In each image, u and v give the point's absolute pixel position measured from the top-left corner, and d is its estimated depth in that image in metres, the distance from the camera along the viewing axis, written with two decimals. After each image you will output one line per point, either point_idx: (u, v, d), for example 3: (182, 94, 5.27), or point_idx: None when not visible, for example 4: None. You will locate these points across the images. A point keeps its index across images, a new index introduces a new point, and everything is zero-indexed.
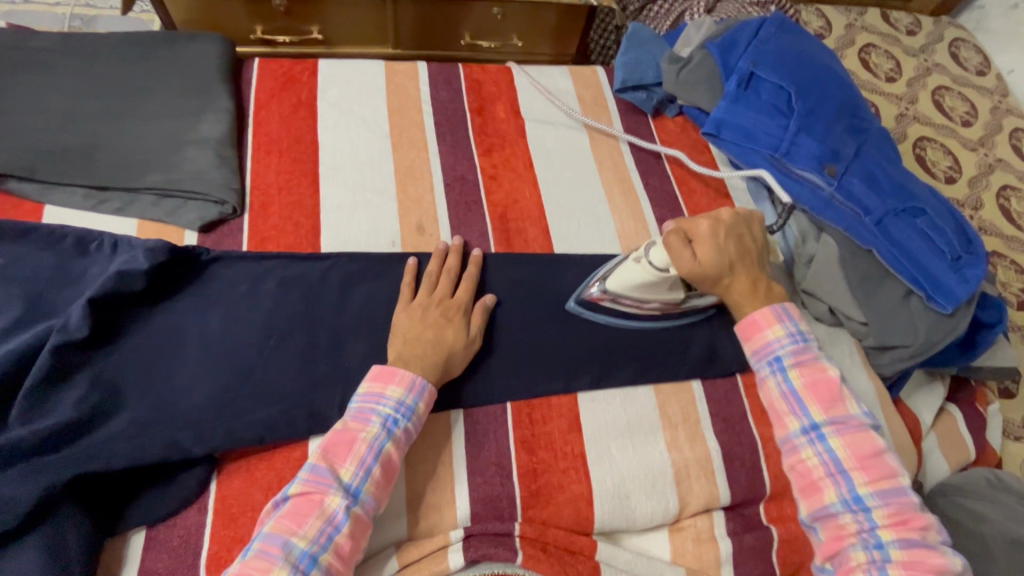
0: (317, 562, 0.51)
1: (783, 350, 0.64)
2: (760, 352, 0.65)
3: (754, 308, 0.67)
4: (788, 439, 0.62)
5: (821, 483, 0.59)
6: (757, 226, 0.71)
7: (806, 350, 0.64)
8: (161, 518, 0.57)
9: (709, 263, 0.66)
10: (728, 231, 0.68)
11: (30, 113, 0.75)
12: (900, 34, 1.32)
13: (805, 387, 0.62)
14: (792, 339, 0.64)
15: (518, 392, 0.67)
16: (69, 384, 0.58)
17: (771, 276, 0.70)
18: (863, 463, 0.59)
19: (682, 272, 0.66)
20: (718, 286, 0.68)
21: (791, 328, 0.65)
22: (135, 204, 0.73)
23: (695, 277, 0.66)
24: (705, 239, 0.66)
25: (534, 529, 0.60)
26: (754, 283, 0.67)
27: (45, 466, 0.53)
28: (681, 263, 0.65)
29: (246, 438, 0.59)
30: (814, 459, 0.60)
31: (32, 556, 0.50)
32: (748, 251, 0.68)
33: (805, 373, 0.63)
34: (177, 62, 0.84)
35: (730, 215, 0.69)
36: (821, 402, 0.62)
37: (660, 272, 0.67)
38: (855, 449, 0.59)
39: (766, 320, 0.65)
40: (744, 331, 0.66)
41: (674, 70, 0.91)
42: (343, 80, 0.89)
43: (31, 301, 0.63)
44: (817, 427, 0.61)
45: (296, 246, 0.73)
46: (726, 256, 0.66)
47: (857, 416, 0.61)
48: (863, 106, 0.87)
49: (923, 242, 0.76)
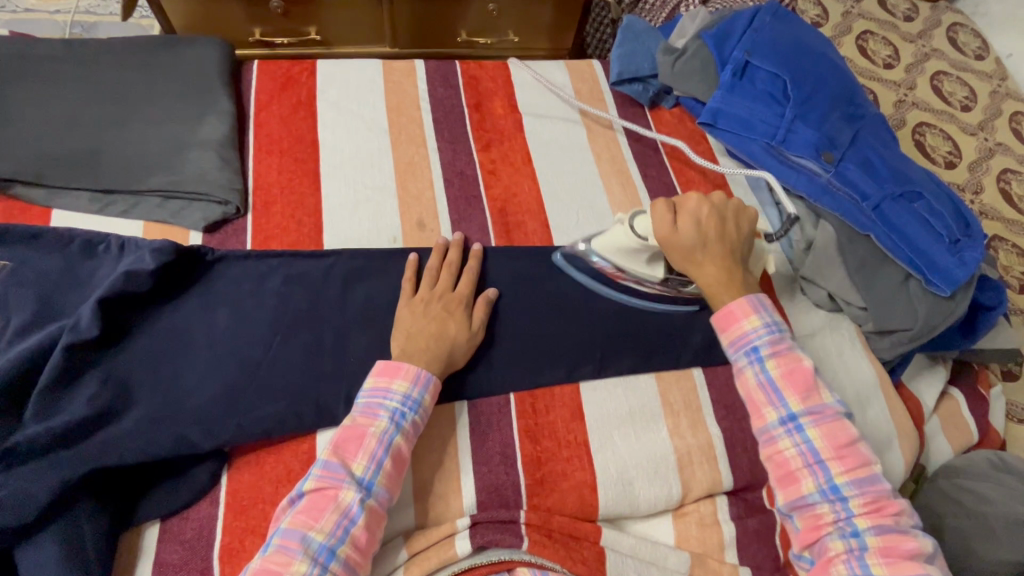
0: (335, 555, 0.52)
1: (760, 340, 0.63)
2: (737, 343, 0.64)
3: (731, 299, 0.66)
4: (766, 430, 0.62)
5: (799, 474, 0.60)
6: (745, 220, 0.71)
7: (782, 340, 0.63)
8: (174, 511, 0.58)
9: (686, 235, 0.67)
10: (711, 209, 0.69)
11: (35, 119, 0.77)
12: (897, 19, 1.32)
13: (782, 377, 0.62)
14: (768, 329, 0.64)
15: (521, 382, 0.68)
16: (81, 383, 0.59)
17: (746, 269, 0.69)
18: (839, 453, 0.59)
19: (659, 237, 0.68)
20: (689, 262, 0.68)
21: (766, 318, 0.64)
22: (140, 207, 0.74)
23: (670, 245, 0.68)
24: (689, 212, 0.68)
25: (539, 516, 0.61)
26: (724, 272, 0.67)
27: (60, 461, 0.54)
28: (661, 226, 0.68)
29: (254, 432, 0.60)
30: (792, 450, 0.60)
31: (49, 550, 0.52)
32: (725, 236, 0.68)
33: (781, 363, 0.63)
34: (178, 65, 0.85)
35: (719, 197, 0.70)
36: (797, 392, 0.61)
37: (639, 238, 0.70)
38: (831, 439, 0.60)
39: (742, 310, 0.65)
40: (721, 320, 0.66)
41: (668, 61, 0.91)
42: (341, 80, 0.90)
43: (41, 302, 0.64)
44: (794, 417, 0.61)
45: (300, 244, 0.74)
46: (705, 235, 0.67)
47: (832, 406, 0.61)
48: (859, 92, 0.88)
49: (921, 226, 0.76)
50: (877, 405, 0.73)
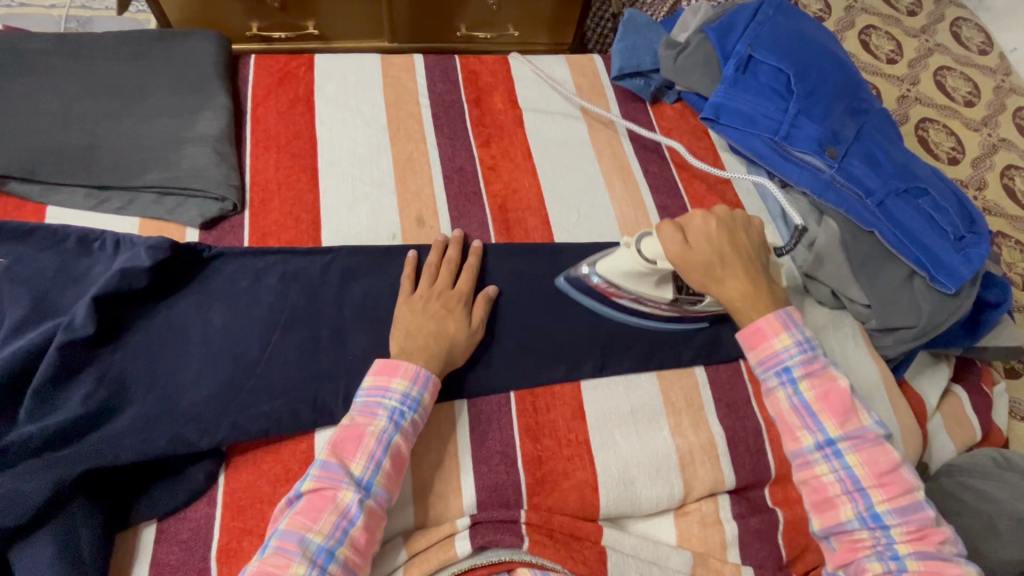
0: (334, 556, 0.52)
1: (792, 360, 0.62)
2: (767, 362, 0.63)
3: (759, 316, 0.64)
4: (801, 454, 0.61)
5: (837, 500, 0.59)
6: (755, 228, 0.69)
7: (815, 360, 0.62)
8: (171, 511, 0.58)
9: (700, 251, 0.65)
10: (720, 222, 0.66)
11: (28, 114, 0.76)
12: (900, 14, 1.30)
13: (817, 400, 0.61)
14: (800, 349, 0.62)
15: (521, 380, 0.67)
16: (77, 381, 0.59)
17: (768, 277, 0.67)
18: (881, 480, 0.58)
19: (672, 260, 0.65)
20: (710, 279, 0.65)
21: (797, 336, 0.63)
22: (136, 203, 0.74)
23: (685, 264, 0.65)
24: (697, 229, 0.66)
25: (540, 516, 0.60)
26: (749, 286, 0.65)
27: (54, 461, 0.54)
28: (670, 249, 0.64)
29: (251, 431, 0.60)
30: (830, 476, 0.59)
31: (44, 550, 0.51)
32: (740, 248, 0.67)
33: (815, 384, 0.61)
34: (174, 60, 0.84)
35: (726, 210, 0.68)
36: (834, 415, 0.60)
37: (648, 263, 0.66)
38: (871, 465, 0.59)
39: (772, 328, 0.63)
40: (750, 339, 0.64)
41: (671, 56, 0.90)
42: (339, 75, 0.89)
43: (36, 300, 0.63)
44: (831, 442, 0.60)
45: (297, 241, 0.73)
46: (719, 249, 0.65)
47: (872, 429, 0.60)
48: (863, 87, 0.87)
49: (926, 222, 0.75)
50: (881, 403, 0.73)
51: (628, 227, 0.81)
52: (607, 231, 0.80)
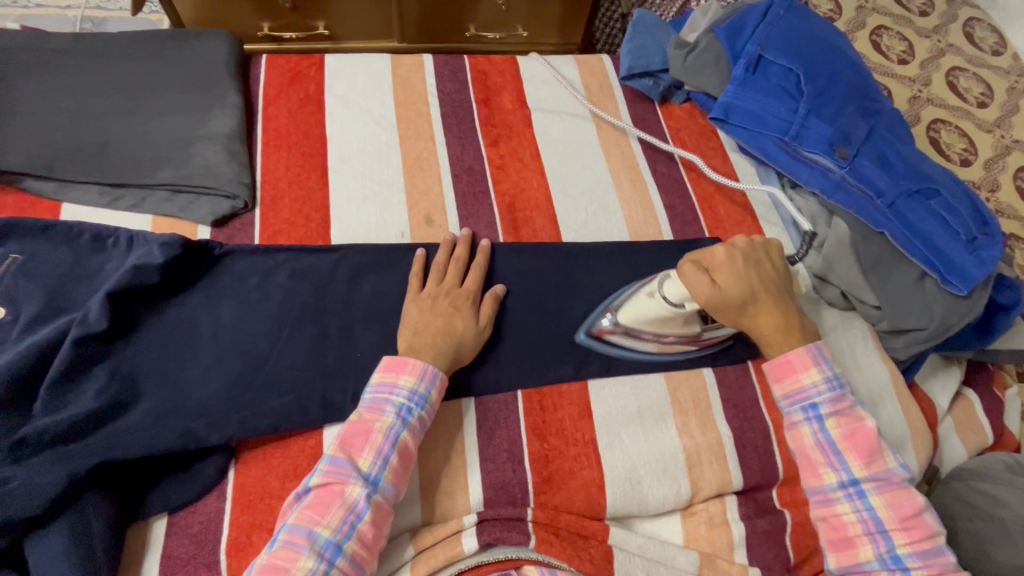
0: (342, 550, 0.52)
1: (820, 397, 0.62)
2: (795, 396, 0.63)
3: (790, 348, 0.64)
4: (822, 490, 0.61)
5: (857, 540, 0.59)
6: (776, 252, 0.69)
7: (843, 398, 0.62)
8: (181, 505, 0.58)
9: (730, 290, 0.64)
10: (745, 257, 0.66)
11: (44, 112, 0.77)
12: (912, 14, 1.29)
13: (843, 438, 0.61)
14: (829, 385, 0.62)
15: (528, 379, 0.67)
16: (90, 375, 0.59)
17: (800, 309, 0.67)
18: (903, 523, 0.59)
19: (700, 302, 0.64)
20: (743, 317, 0.65)
21: (827, 372, 0.63)
22: (149, 200, 0.75)
23: (716, 305, 0.64)
24: (722, 265, 0.65)
25: (547, 514, 0.61)
26: (781, 319, 0.65)
27: (68, 454, 0.54)
28: (699, 291, 0.63)
29: (260, 427, 0.60)
30: (851, 515, 0.60)
31: (57, 541, 0.52)
32: (768, 280, 0.66)
33: (843, 423, 0.62)
34: (187, 60, 0.85)
35: (746, 241, 0.67)
36: (860, 456, 0.60)
37: (673, 306, 0.65)
38: (895, 508, 0.59)
39: (802, 362, 0.63)
40: (778, 370, 0.64)
41: (680, 55, 0.90)
42: (349, 75, 0.89)
43: (51, 295, 0.64)
44: (855, 482, 0.60)
45: (307, 239, 0.74)
46: (748, 285, 0.64)
47: (896, 471, 0.61)
48: (875, 87, 0.86)
49: (938, 223, 0.75)
50: (890, 405, 0.72)
51: (636, 227, 0.81)
52: (615, 231, 0.80)
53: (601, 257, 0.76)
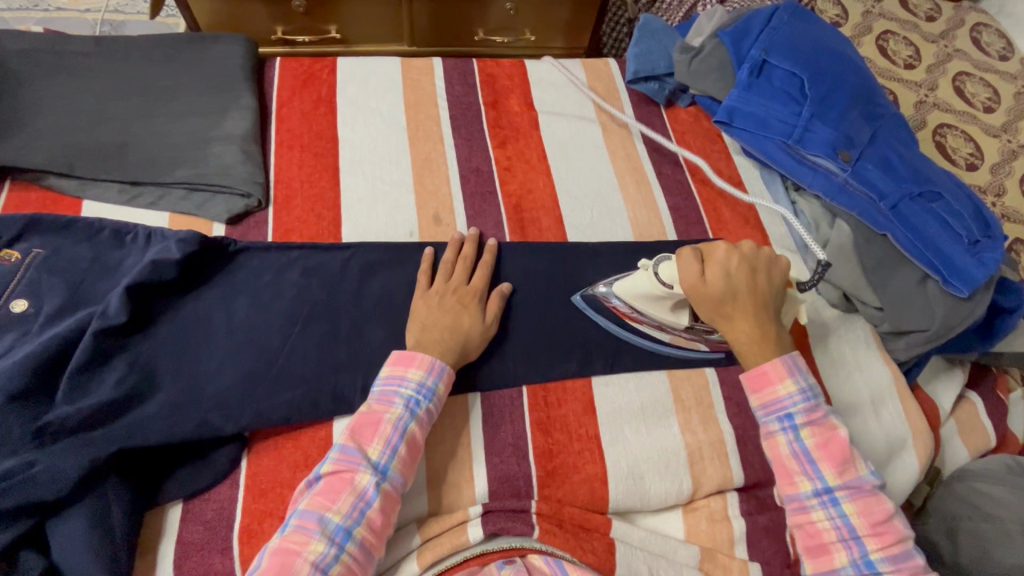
0: (351, 536, 0.54)
1: (794, 407, 0.63)
2: (770, 407, 0.64)
3: (766, 359, 0.64)
4: (797, 498, 0.62)
5: (832, 546, 0.60)
6: (778, 271, 0.68)
7: (817, 408, 0.63)
8: (195, 493, 0.60)
9: (714, 286, 0.65)
10: (741, 261, 0.66)
11: (66, 112, 0.79)
12: (919, 20, 1.30)
13: (817, 447, 0.62)
14: (803, 396, 0.63)
15: (533, 376, 0.69)
16: (109, 367, 0.61)
17: (779, 323, 0.67)
18: (875, 529, 0.59)
19: (684, 287, 0.66)
20: (719, 315, 0.66)
21: (802, 383, 0.63)
22: (166, 198, 0.77)
23: (698, 295, 0.66)
24: (718, 261, 0.66)
25: (550, 506, 0.62)
26: (757, 330, 0.65)
27: (88, 441, 0.56)
28: (687, 274, 0.66)
29: (272, 419, 0.62)
30: (825, 522, 0.60)
31: (76, 526, 0.54)
32: (756, 290, 0.66)
33: (816, 432, 0.62)
34: (205, 62, 0.87)
35: (750, 248, 0.68)
36: (834, 464, 0.61)
37: (664, 285, 0.68)
38: (867, 514, 0.60)
39: (778, 374, 0.63)
40: (755, 381, 0.64)
41: (685, 60, 0.91)
42: (361, 77, 0.91)
43: (71, 289, 0.66)
44: (829, 489, 0.61)
45: (319, 237, 0.76)
46: (732, 288, 0.65)
47: (868, 479, 0.61)
48: (879, 91, 0.87)
49: (940, 225, 0.75)
50: (891, 405, 0.73)
51: (641, 228, 0.82)
52: (619, 231, 0.81)
53: (606, 257, 0.78)
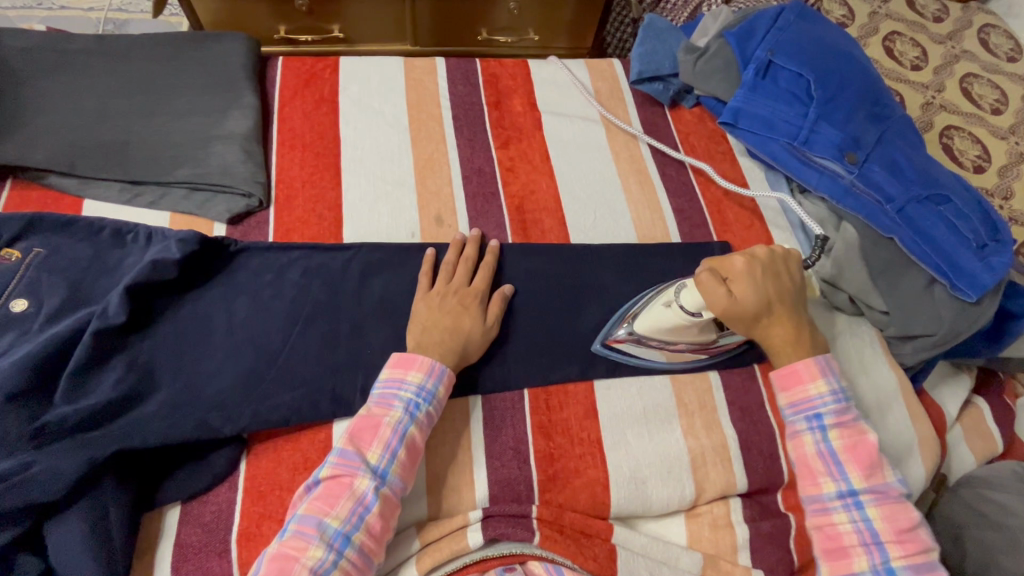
0: (350, 541, 0.53)
1: (825, 408, 0.62)
2: (799, 406, 0.63)
3: (799, 359, 0.64)
4: (820, 500, 0.61)
5: (851, 550, 0.59)
6: (795, 265, 0.69)
7: (848, 411, 0.62)
8: (194, 495, 0.60)
9: (746, 301, 0.64)
10: (764, 268, 0.66)
11: (68, 110, 0.79)
12: (926, 21, 1.29)
13: (844, 449, 0.61)
14: (835, 397, 0.62)
15: (534, 379, 0.68)
16: (108, 367, 0.61)
17: (811, 318, 0.68)
18: (900, 536, 0.58)
19: (715, 312, 0.64)
20: (756, 328, 0.66)
21: (833, 385, 0.63)
22: (167, 198, 0.77)
23: (731, 315, 0.64)
24: (740, 276, 0.65)
25: (551, 512, 0.61)
26: (792, 332, 0.65)
27: (87, 442, 0.56)
28: (714, 301, 0.63)
29: (272, 420, 0.62)
30: (847, 525, 0.59)
31: (74, 527, 0.53)
32: (785, 292, 0.66)
33: (845, 435, 0.62)
34: (206, 61, 0.87)
35: (765, 251, 0.67)
36: (861, 467, 0.60)
37: (689, 315, 0.66)
38: (892, 521, 0.59)
39: (809, 372, 0.63)
40: (785, 379, 0.64)
41: (690, 60, 0.90)
42: (363, 77, 0.91)
43: (71, 289, 0.66)
44: (854, 493, 0.60)
45: (320, 237, 0.76)
46: (765, 297, 0.64)
47: (894, 486, 0.61)
48: (885, 93, 0.86)
49: (948, 229, 0.74)
50: (897, 410, 0.72)
51: (644, 230, 0.81)
52: (623, 234, 0.80)
53: (609, 260, 0.77)
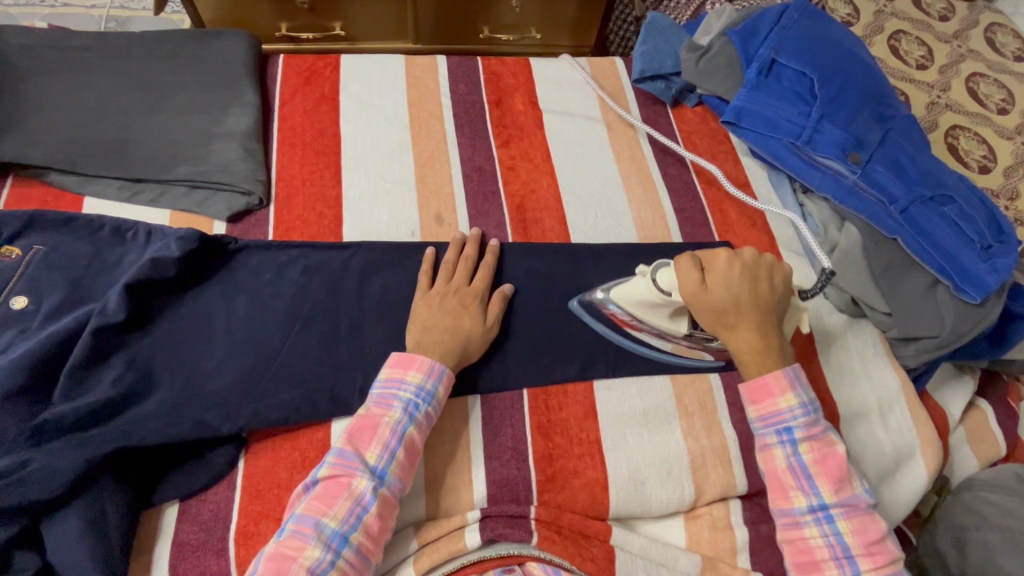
0: (347, 542, 0.53)
1: (795, 421, 0.61)
2: (768, 419, 0.62)
3: (767, 370, 0.63)
4: (791, 514, 0.60)
5: (823, 565, 0.58)
6: (781, 276, 0.65)
7: (817, 423, 0.62)
8: (192, 493, 0.60)
9: (714, 293, 0.63)
10: (744, 269, 0.64)
11: (68, 107, 0.79)
12: (932, 19, 1.28)
13: (814, 463, 0.60)
14: (804, 410, 0.61)
15: (534, 379, 0.68)
16: (108, 364, 0.61)
17: (783, 332, 0.65)
18: (869, 548, 0.58)
19: (684, 296, 0.64)
20: (720, 325, 0.64)
21: (803, 397, 0.62)
22: (168, 195, 0.76)
23: (698, 304, 0.64)
24: (718, 269, 0.64)
25: (550, 512, 0.61)
26: (759, 340, 0.63)
27: (85, 440, 0.56)
28: (685, 284, 0.64)
29: (270, 418, 0.61)
30: (819, 539, 0.59)
31: (72, 524, 0.53)
32: (759, 296, 0.64)
33: (815, 448, 0.61)
34: (207, 59, 0.87)
35: (752, 254, 0.65)
36: (831, 481, 0.60)
37: (662, 293, 0.66)
38: (862, 534, 0.59)
39: (779, 386, 0.62)
40: (755, 392, 0.63)
41: (693, 58, 0.90)
42: (364, 75, 0.90)
43: (71, 286, 0.66)
44: (825, 507, 0.59)
45: (320, 236, 0.75)
46: (736, 295, 0.63)
47: (863, 497, 0.60)
48: (890, 92, 0.85)
49: (952, 230, 0.74)
50: (898, 413, 0.72)
51: (645, 230, 0.81)
52: (624, 234, 0.80)
53: (609, 260, 0.76)
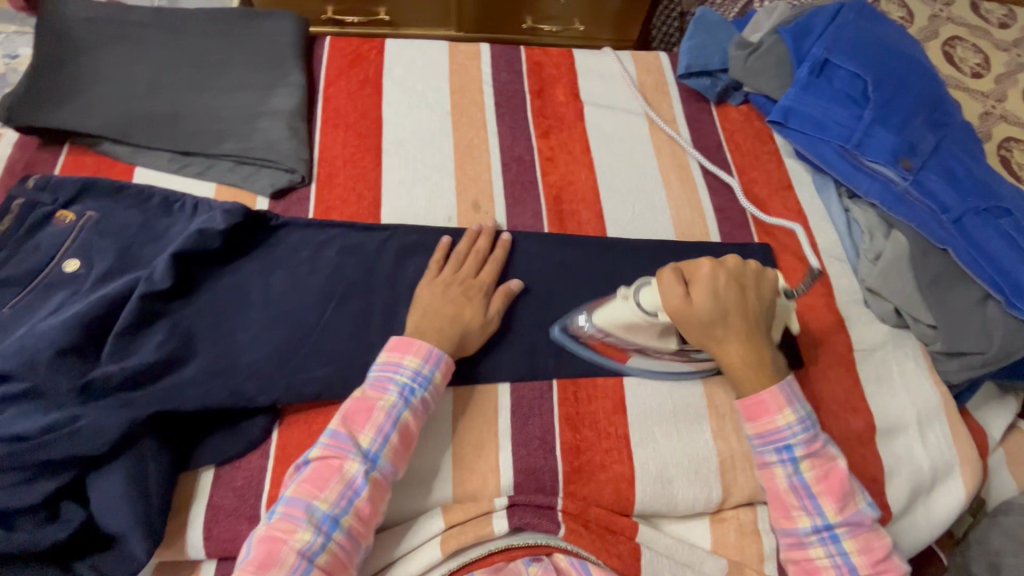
0: (338, 524, 0.54)
1: (794, 439, 0.60)
2: (768, 436, 0.60)
3: (760, 386, 0.61)
4: (795, 534, 0.59)
5: None
6: (768, 286, 0.64)
7: (816, 438, 0.60)
8: (227, 459, 0.61)
9: (701, 308, 0.60)
10: (730, 277, 0.62)
11: (123, 80, 0.81)
12: (991, 26, 1.23)
13: (817, 481, 0.59)
14: (803, 427, 0.60)
15: (565, 370, 0.68)
16: (153, 329, 0.63)
17: (773, 343, 0.64)
18: (877, 567, 0.57)
19: (669, 313, 0.61)
20: (709, 339, 0.62)
21: (800, 413, 0.60)
22: (214, 169, 0.78)
23: (685, 322, 0.61)
24: (704, 282, 0.61)
25: (576, 505, 0.61)
26: (750, 352, 0.61)
27: (131, 401, 0.58)
28: (670, 301, 0.60)
29: (304, 393, 0.63)
30: (825, 560, 0.58)
31: (114, 481, 0.55)
32: (747, 308, 0.62)
33: (815, 465, 0.59)
34: (256, 38, 0.88)
35: (737, 261, 0.63)
36: (834, 500, 0.58)
37: (648, 315, 0.62)
38: (868, 553, 0.57)
39: (776, 403, 0.60)
40: (751, 410, 0.61)
41: (741, 56, 0.88)
42: (408, 60, 0.91)
43: (121, 252, 0.68)
44: (829, 527, 0.58)
45: (358, 217, 0.76)
46: (723, 308, 0.61)
47: (867, 513, 0.59)
48: (947, 98, 0.82)
49: (1007, 243, 0.71)
50: (938, 429, 0.69)
51: (683, 228, 0.80)
52: (661, 231, 0.79)
53: (646, 256, 0.76)
